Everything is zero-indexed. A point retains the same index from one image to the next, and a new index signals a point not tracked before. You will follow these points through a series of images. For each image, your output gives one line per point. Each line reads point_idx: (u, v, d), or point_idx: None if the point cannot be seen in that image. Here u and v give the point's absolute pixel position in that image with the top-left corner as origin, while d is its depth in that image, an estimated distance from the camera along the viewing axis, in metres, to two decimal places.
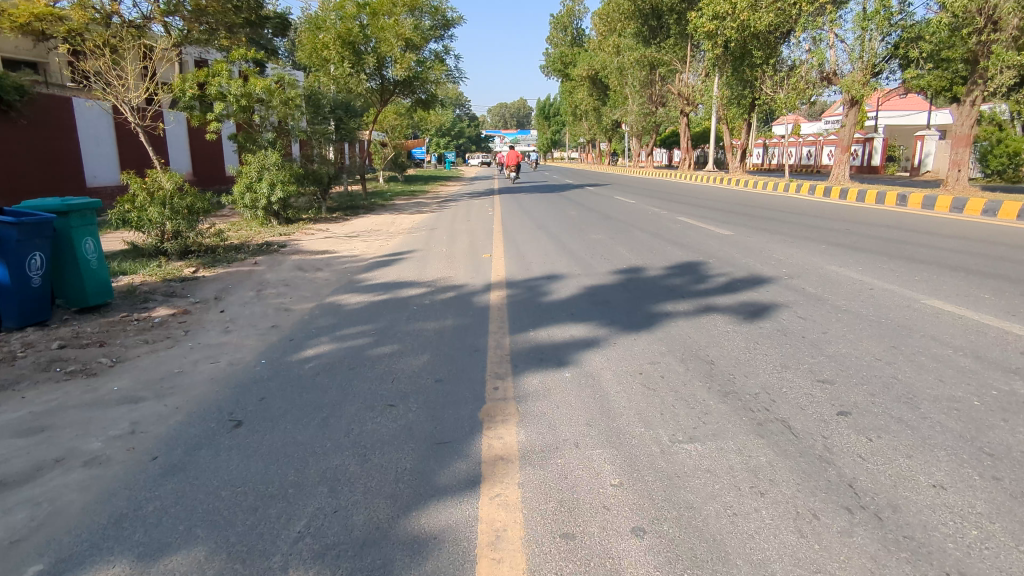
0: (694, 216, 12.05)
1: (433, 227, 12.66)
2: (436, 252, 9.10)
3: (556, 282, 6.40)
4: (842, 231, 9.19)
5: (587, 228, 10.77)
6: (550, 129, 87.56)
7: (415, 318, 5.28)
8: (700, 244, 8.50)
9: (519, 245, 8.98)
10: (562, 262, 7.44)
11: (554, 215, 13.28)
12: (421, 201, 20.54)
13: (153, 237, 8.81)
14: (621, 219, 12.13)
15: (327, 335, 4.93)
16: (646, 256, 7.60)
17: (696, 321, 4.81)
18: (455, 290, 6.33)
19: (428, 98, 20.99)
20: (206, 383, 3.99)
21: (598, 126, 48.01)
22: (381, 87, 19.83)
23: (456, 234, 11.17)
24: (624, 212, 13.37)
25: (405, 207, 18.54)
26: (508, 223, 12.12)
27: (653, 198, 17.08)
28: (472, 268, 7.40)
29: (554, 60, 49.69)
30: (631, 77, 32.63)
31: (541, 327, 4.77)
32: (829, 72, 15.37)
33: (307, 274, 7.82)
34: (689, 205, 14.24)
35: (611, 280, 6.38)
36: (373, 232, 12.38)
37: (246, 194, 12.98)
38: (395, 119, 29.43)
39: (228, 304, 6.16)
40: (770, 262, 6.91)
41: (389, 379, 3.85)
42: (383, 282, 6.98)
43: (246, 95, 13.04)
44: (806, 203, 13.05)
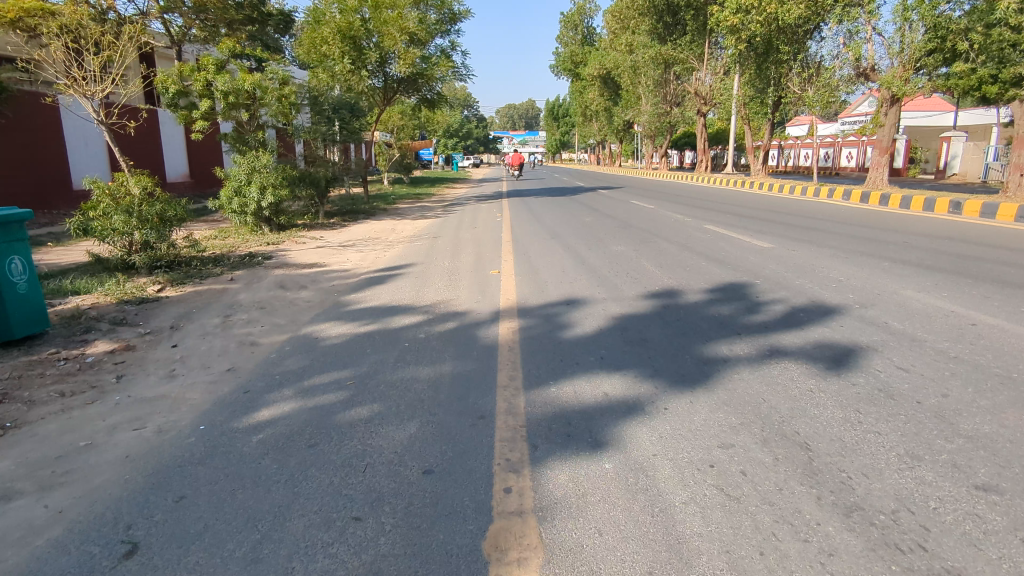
0: (723, 224, 10.96)
1: (436, 235, 11.66)
2: (437, 267, 8.06)
3: (578, 310, 5.33)
4: (901, 243, 8.07)
5: (606, 239, 9.70)
6: (558, 130, 86.50)
7: (405, 362, 4.22)
8: (740, 260, 7.42)
9: (532, 260, 7.92)
10: (583, 283, 6.37)
11: (569, 223, 12.23)
12: (426, 205, 19.55)
13: (119, 249, 7.81)
14: (642, 227, 11.05)
15: (291, 386, 3.88)
16: (681, 275, 6.52)
17: (765, 370, 3.74)
18: (456, 319, 5.28)
19: (434, 97, 19.99)
20: (115, 466, 2.96)
21: (609, 126, 46.92)
22: (384, 85, 18.84)
23: (461, 244, 10.13)
24: (644, 219, 12.30)
25: (408, 211, 17.56)
26: (518, 231, 11.09)
27: (672, 202, 15.99)
28: (477, 289, 6.34)
29: (565, 60, 48.62)
30: (644, 75, 31.56)
31: (564, 380, 3.71)
32: (866, 67, 14.24)
33: (287, 295, 6.79)
34: (714, 211, 13.15)
35: (644, 308, 5.31)
36: (372, 240, 11.35)
37: (234, 199, 12.00)
38: (400, 119, 28.46)
39: (184, 336, 5.13)
40: (832, 285, 5.82)
41: (360, 466, 2.80)
42: (372, 306, 5.93)
43: (235, 92, 12.02)
44: (845, 210, 11.95)
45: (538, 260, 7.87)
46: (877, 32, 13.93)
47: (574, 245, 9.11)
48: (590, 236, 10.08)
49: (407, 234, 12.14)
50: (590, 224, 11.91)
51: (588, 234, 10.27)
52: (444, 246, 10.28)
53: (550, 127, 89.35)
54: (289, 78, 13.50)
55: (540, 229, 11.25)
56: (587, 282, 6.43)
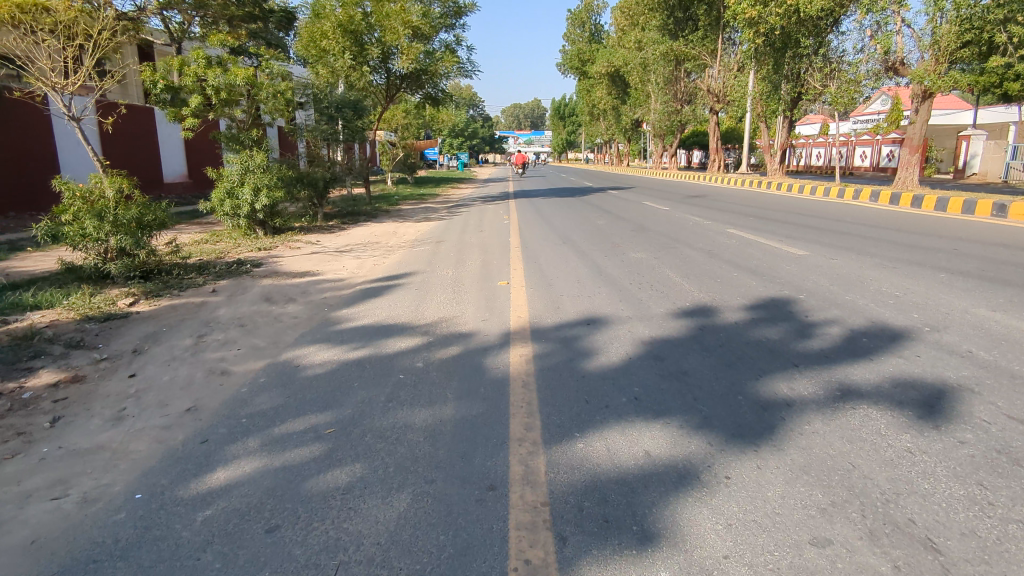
0: (748, 228, 10.23)
1: (440, 239, 11.00)
2: (441, 276, 7.37)
3: (601, 333, 4.61)
4: (950, 250, 7.34)
5: (622, 245, 9.00)
6: (565, 129, 85.72)
7: (398, 402, 3.52)
8: (774, 270, 6.70)
9: (544, 269, 7.22)
10: (603, 298, 5.66)
11: (581, 226, 11.53)
12: (431, 207, 18.86)
13: (92, 256, 7.13)
14: (660, 231, 10.35)
15: (258, 435, 3.18)
16: (712, 290, 5.80)
17: (841, 418, 3.03)
18: (460, 343, 4.58)
19: (439, 94, 19.30)
20: (14, 559, 2.27)
21: (617, 125, 46.07)
22: (387, 81, 18.15)
23: (466, 250, 9.43)
24: (660, 222, 11.59)
25: (411, 213, 16.88)
26: (527, 236, 10.40)
27: (688, 203, 15.25)
28: (484, 306, 5.64)
29: (572, 58, 47.80)
30: (655, 73, 30.80)
31: (593, 430, 3.01)
32: (896, 60, 13.47)
33: (273, 309, 6.11)
34: (734, 214, 12.44)
35: (676, 331, 4.60)
36: (371, 245, 10.68)
37: (226, 201, 11.32)
38: (404, 118, 27.83)
39: (146, 363, 4.45)
40: (889, 303, 5.09)
41: (331, 568, 2.09)
42: (365, 325, 5.24)
43: (227, 88, 11.34)
44: (875, 212, 11.21)
45: (551, 270, 7.17)
46: (907, 24, 13.16)
47: (588, 252, 8.41)
48: (604, 241, 9.38)
49: (410, 237, 11.49)
50: (604, 227, 11.21)
51: (603, 240, 9.56)
52: (447, 252, 9.60)
53: (556, 126, 88.62)
54: (286, 73, 12.81)
55: (551, 233, 10.57)
56: (608, 298, 5.72)
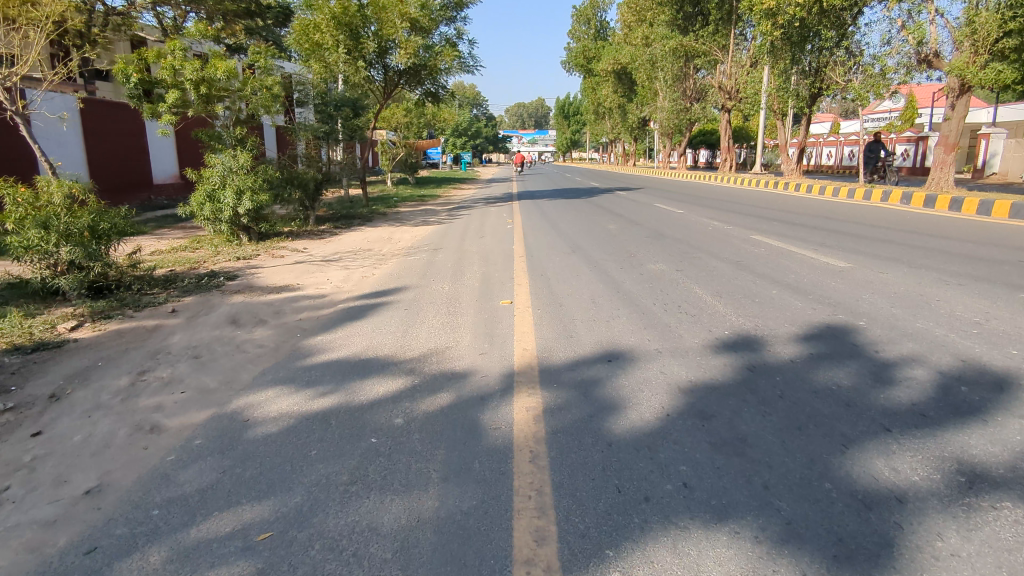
0: (775, 235, 9.34)
1: (439, 246, 10.15)
2: (435, 292, 6.51)
3: (627, 377, 3.72)
4: (1016, 263, 6.44)
5: (639, 254, 8.11)
6: (570, 128, 84.75)
7: (364, 485, 2.64)
8: (819, 287, 5.81)
9: (552, 286, 6.34)
10: (623, 325, 4.78)
11: (590, 231, 10.69)
12: (430, 209, 18.01)
13: (38, 271, 6.24)
14: (678, 238, 9.48)
15: (164, 544, 2.30)
16: (753, 317, 4.90)
17: (983, 527, 2.14)
18: (451, 388, 3.70)
19: (439, 91, 18.42)
20: None
21: (623, 124, 45.09)
22: (384, 77, 17.28)
23: (465, 260, 8.55)
24: (676, 227, 10.73)
25: (409, 216, 15.99)
26: (533, 243, 9.54)
27: (703, 206, 14.38)
28: (483, 334, 4.76)
29: (577, 56, 46.85)
30: (662, 70, 29.87)
31: (630, 545, 2.12)
32: (928, 53, 12.56)
33: (238, 335, 5.24)
34: (756, 217, 11.56)
35: (720, 373, 3.70)
36: (362, 252, 9.81)
37: (206, 205, 10.47)
38: (404, 117, 26.98)
39: (60, 415, 3.57)
40: (975, 335, 4.20)
41: None
42: (340, 360, 4.36)
43: (207, 82, 10.51)
44: (910, 217, 10.33)
45: (561, 286, 6.29)
46: (942, 13, 12.27)
47: (600, 263, 7.54)
48: (617, 250, 8.53)
49: (406, 243, 10.67)
50: (616, 233, 10.36)
51: (617, 248, 8.69)
52: (446, 260, 8.75)
53: (560, 125, 87.66)
54: (273, 68, 11.97)
55: (558, 240, 9.71)
56: (630, 324, 4.83)
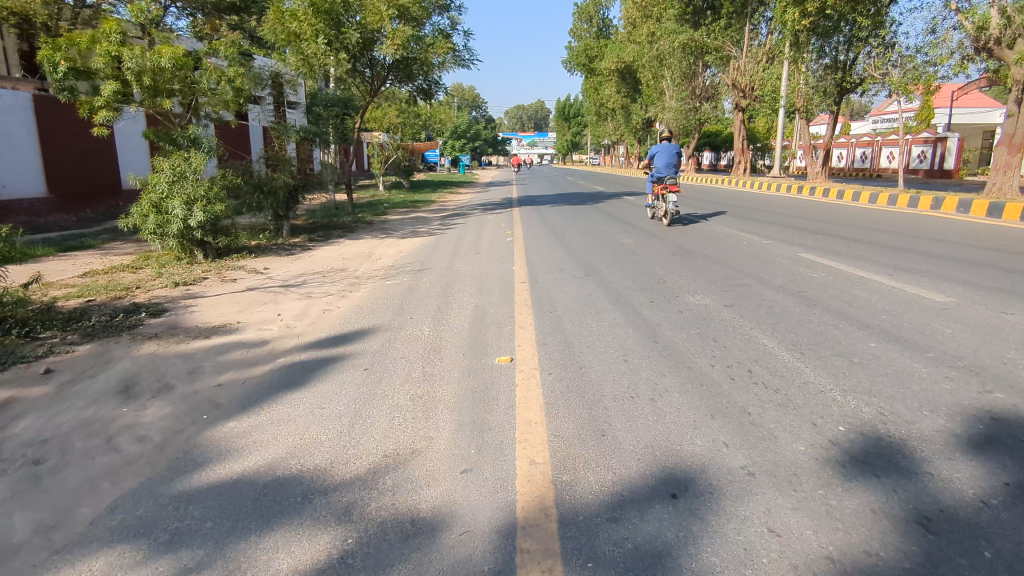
0: (829, 252, 7.77)
1: (427, 264, 8.65)
2: (411, 337, 4.95)
3: (716, 544, 2.13)
4: None
5: (669, 280, 6.55)
6: (570, 129, 83.29)
7: None
8: (936, 338, 4.24)
9: (567, 332, 4.78)
10: (678, 413, 3.21)
11: (604, 247, 9.14)
12: (424, 217, 16.47)
13: None
14: (710, 256, 7.92)
15: None
16: (871, 396, 3.31)
17: None
18: (407, 564, 2.11)
19: (433, 87, 16.86)
20: None
21: (626, 126, 43.59)
22: (371, 71, 15.72)
23: (454, 286, 6.98)
24: (703, 241, 9.18)
25: (396, 225, 14.40)
26: (538, 262, 8.02)
27: (727, 215, 12.85)
28: (470, 425, 3.18)
29: (578, 55, 45.39)
30: (670, 67, 28.37)
31: None
32: (990, 38, 10.98)
33: (118, 416, 3.65)
34: (795, 230, 10.01)
35: (878, 539, 2.12)
36: (333, 273, 8.24)
37: (151, 215, 8.94)
38: (397, 118, 25.47)
39: None
40: None
41: None
42: (244, 482, 2.78)
43: (152, 73, 8.95)
44: (981, 230, 8.79)
45: (575, 334, 4.72)
46: None
47: (624, 294, 5.99)
48: (642, 273, 6.99)
49: (390, 260, 9.15)
50: (635, 249, 8.81)
51: (639, 271, 7.13)
52: (431, 285, 7.20)
53: (561, 127, 86.27)
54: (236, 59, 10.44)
55: (568, 259, 8.17)
56: (688, 409, 3.26)
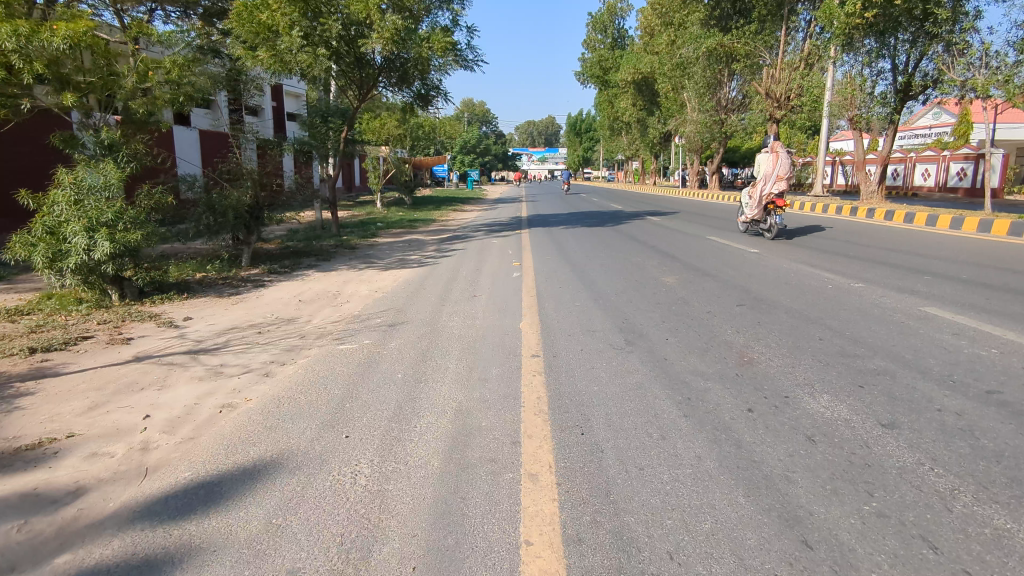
0: (970, 308, 5.53)
1: (407, 312, 6.48)
2: (334, 495, 2.74)
3: None
4: None
5: (757, 358, 4.33)
6: (582, 145, 81.28)
7: None
8: None
9: (620, 499, 2.56)
10: None
11: (640, 291, 6.93)
12: (419, 239, 14.30)
13: None
14: (797, 311, 5.68)
15: None
16: None
17: None
18: None
19: (432, 92, 14.79)
20: None
21: (642, 141, 41.44)
22: (360, 71, 13.66)
23: (432, 359, 4.75)
24: (771, 284, 6.96)
25: (383, 250, 12.24)
26: (557, 316, 5.82)
27: (780, 243, 10.61)
28: None
29: (592, 67, 43.37)
30: (693, 76, 26.22)
31: None
32: None
33: None
34: (886, 267, 7.77)
35: None
36: (274, 328, 6.05)
37: (42, 245, 6.72)
38: (397, 129, 23.48)
39: None
40: None
41: None
42: None
43: (51, 55, 6.91)
44: None
45: (634, 506, 2.50)
46: None
47: (698, 390, 3.77)
48: (710, 341, 4.78)
49: (361, 305, 6.99)
50: (685, 295, 6.60)
51: (704, 337, 4.91)
52: (402, 352, 5.01)
53: (572, 143, 84.28)
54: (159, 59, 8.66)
55: (598, 312, 5.97)
56: None
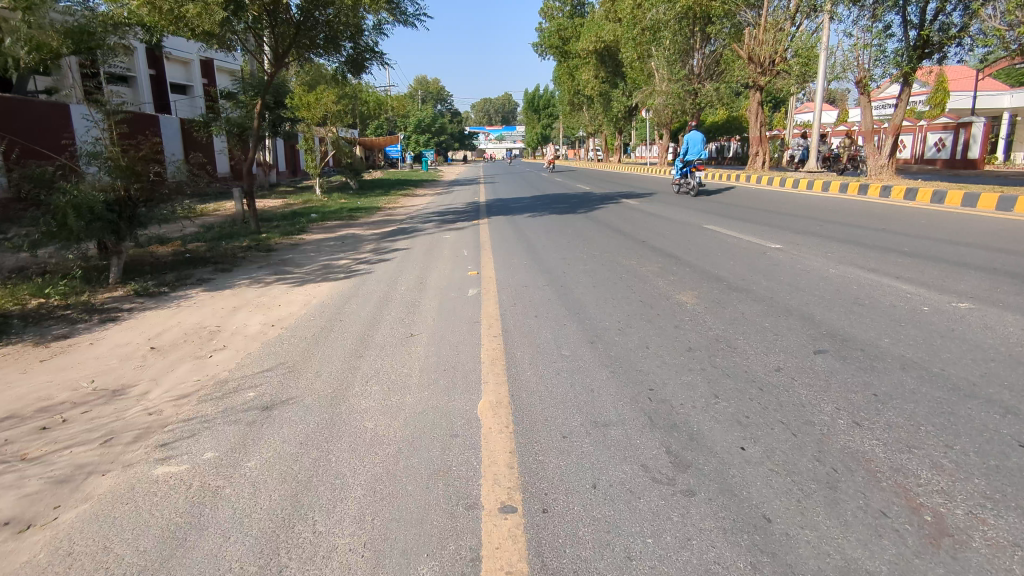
0: None
1: (299, 374, 4.15)
2: None
3: None
4: None
5: (951, 517, 2.17)
6: (541, 121, 78.79)
7: None
8: None
9: None
10: None
11: (654, 323, 4.72)
12: (356, 235, 11.86)
13: None
14: (920, 366, 3.56)
15: None
16: None
17: None
18: None
19: (365, 56, 12.36)
20: None
21: (605, 115, 39.30)
22: (276, 30, 11.10)
23: (307, 517, 2.45)
24: (839, 309, 4.82)
25: (308, 253, 9.83)
26: (538, 387, 3.57)
27: (802, 233, 8.54)
28: None
29: (550, 37, 41.02)
30: (664, 41, 24.09)
31: None
32: None
33: None
34: (975, 271, 5.72)
35: None
36: (70, 421, 3.65)
37: None
38: (334, 104, 20.55)
39: None
40: None
41: None
42: None
43: None
44: None
45: None
46: None
47: None
48: (829, 461, 2.58)
49: (239, 359, 4.64)
50: (722, 331, 4.42)
51: (810, 446, 2.72)
52: (260, 489, 2.70)
53: (531, 120, 81.74)
54: None
55: (603, 373, 3.73)
56: None
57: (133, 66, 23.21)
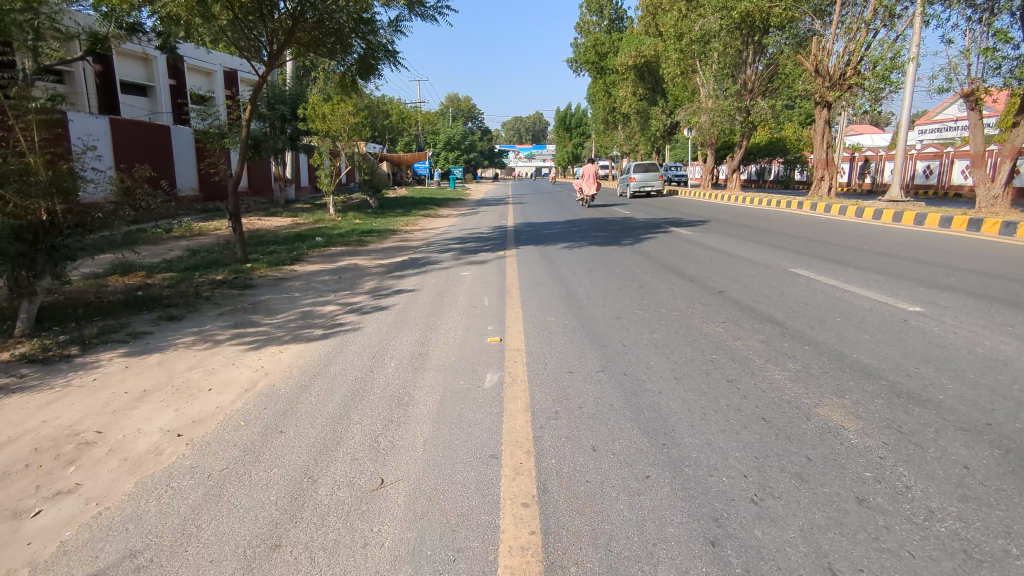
0: None
1: None
2: None
3: None
4: None
5: None
6: (574, 140, 77.12)
7: None
8: None
9: None
10: None
11: (813, 488, 2.60)
12: (359, 266, 9.96)
13: None
14: None
15: None
16: None
17: None
18: None
19: (377, 57, 10.51)
20: None
21: (643, 133, 37.32)
22: (269, 22, 9.27)
23: None
24: None
25: (292, 292, 7.93)
26: None
27: (937, 287, 6.36)
28: None
29: (585, 52, 39.34)
30: (714, 53, 22.05)
31: None
32: None
33: None
34: None
35: None
36: None
37: None
38: (353, 117, 18.58)
39: None
40: None
41: None
42: None
43: None
44: None
45: None
46: None
47: None
48: None
49: (73, 530, 2.64)
50: (961, 525, 2.30)
51: None
52: None
53: (563, 138, 80.10)
54: None
55: None
56: None
57: (152, 75, 21.85)
